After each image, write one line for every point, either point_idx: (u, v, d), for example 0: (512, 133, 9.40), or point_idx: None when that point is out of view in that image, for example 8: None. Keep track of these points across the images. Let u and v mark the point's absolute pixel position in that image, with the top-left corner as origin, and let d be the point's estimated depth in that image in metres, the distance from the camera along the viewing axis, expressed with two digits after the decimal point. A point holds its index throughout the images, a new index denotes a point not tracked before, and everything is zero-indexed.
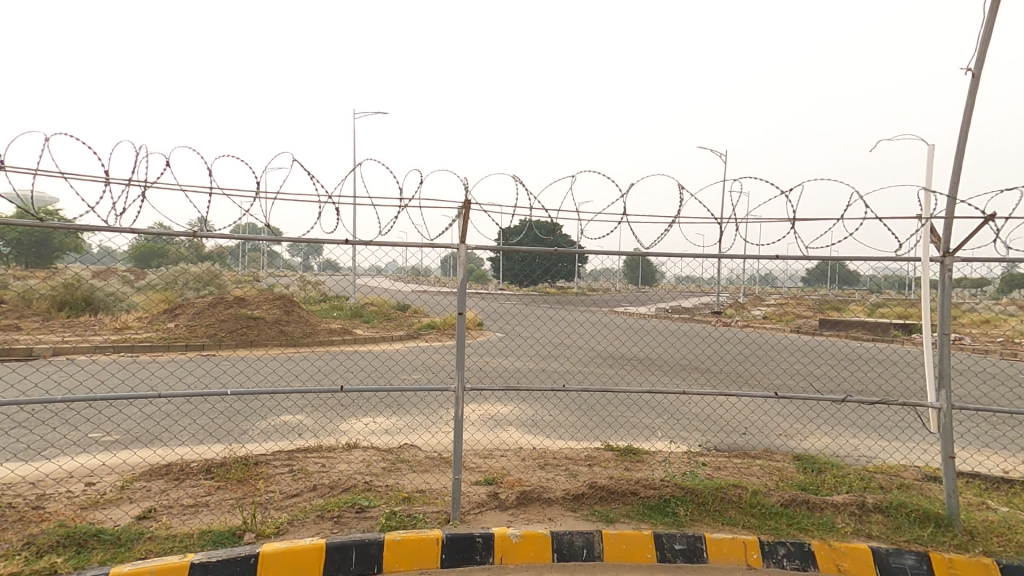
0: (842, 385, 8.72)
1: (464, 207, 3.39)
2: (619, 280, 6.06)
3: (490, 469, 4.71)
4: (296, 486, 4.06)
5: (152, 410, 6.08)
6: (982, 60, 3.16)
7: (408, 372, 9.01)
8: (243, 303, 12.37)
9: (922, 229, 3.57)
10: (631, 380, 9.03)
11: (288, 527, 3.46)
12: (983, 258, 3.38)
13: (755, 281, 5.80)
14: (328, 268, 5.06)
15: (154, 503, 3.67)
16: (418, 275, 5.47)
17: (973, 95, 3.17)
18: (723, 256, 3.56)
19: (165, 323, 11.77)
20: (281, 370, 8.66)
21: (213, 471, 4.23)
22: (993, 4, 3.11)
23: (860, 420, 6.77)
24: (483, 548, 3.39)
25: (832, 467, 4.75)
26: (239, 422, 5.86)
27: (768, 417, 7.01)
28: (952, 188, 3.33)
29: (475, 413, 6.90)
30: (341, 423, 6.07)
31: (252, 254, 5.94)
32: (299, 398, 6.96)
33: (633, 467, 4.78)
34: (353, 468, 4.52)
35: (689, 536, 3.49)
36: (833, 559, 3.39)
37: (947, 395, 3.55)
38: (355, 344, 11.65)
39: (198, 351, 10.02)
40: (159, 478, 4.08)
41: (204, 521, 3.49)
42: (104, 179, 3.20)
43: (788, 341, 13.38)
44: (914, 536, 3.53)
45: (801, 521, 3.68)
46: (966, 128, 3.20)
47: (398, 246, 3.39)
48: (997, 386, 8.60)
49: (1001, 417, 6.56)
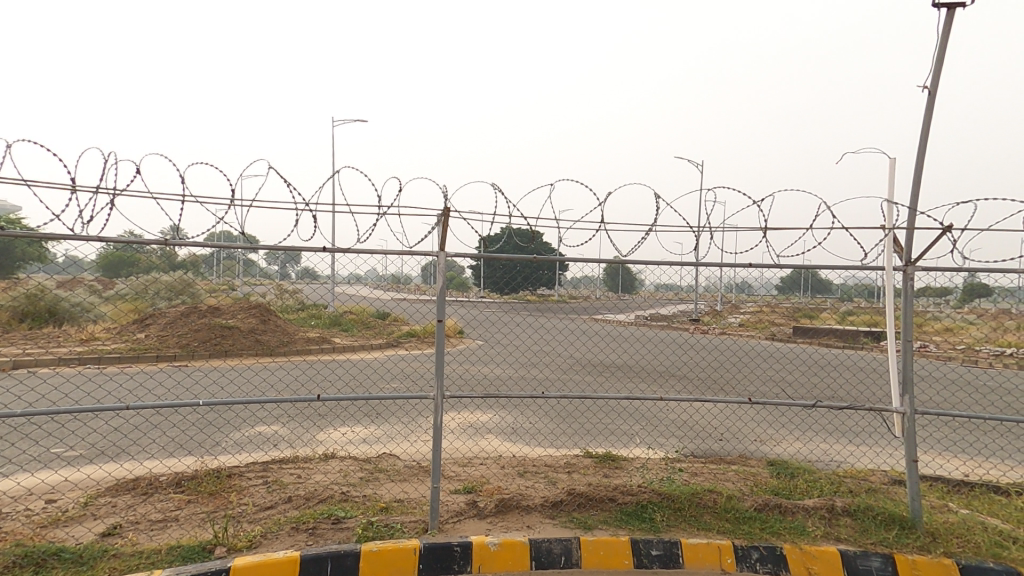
0: (812, 391, 8.94)
1: (443, 215, 3.41)
2: (599, 287, 6.07)
3: (469, 477, 4.71)
4: (270, 498, 4.01)
5: (119, 423, 5.93)
6: (937, 76, 3.31)
7: (387, 380, 8.97)
8: (218, 313, 12.19)
9: (886, 239, 3.71)
10: (609, 386, 9.13)
11: (261, 541, 3.41)
12: (942, 267, 3.51)
13: (731, 288, 5.91)
14: (305, 276, 5.03)
15: (120, 519, 3.59)
16: (397, 283, 5.44)
17: (931, 109, 3.32)
18: (699, 264, 3.64)
19: (134, 334, 11.52)
20: (257, 379, 8.55)
21: (183, 485, 4.15)
22: (947, 25, 3.26)
23: (830, 425, 6.94)
24: (460, 557, 3.38)
25: (804, 471, 4.87)
26: (211, 433, 5.76)
27: (743, 422, 7.14)
28: (912, 201, 3.47)
29: (455, 421, 6.91)
30: (318, 433, 6.01)
31: (227, 262, 5.85)
32: (274, 408, 6.86)
33: (612, 473, 4.83)
34: (329, 478, 4.48)
35: (665, 542, 3.54)
36: (804, 563, 3.46)
37: (911, 401, 3.66)
38: (333, 352, 11.57)
39: (168, 361, 9.80)
40: (125, 492, 3.99)
41: (173, 536, 3.43)
42: (70, 187, 3.16)
43: (762, 347, 13.66)
44: (880, 538, 3.63)
45: (773, 525, 3.76)
46: (926, 142, 3.34)
47: (377, 254, 3.41)
48: (961, 393, 8.87)
49: (962, 421, 6.79)
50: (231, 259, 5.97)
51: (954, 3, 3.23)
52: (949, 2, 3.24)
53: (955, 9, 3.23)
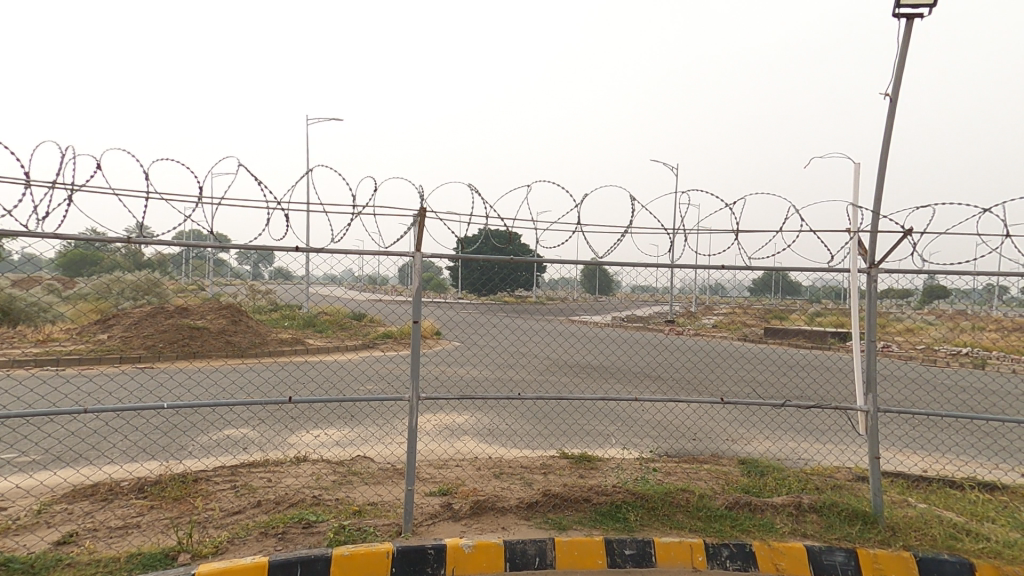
0: (781, 391, 9.13)
1: (419, 215, 3.40)
2: (576, 289, 6.05)
3: (444, 479, 4.68)
4: (238, 502, 3.92)
5: (77, 427, 5.72)
6: (898, 84, 3.43)
7: (362, 382, 8.87)
8: (186, 313, 11.88)
9: (852, 242, 3.81)
10: (585, 388, 9.18)
11: (227, 546, 3.33)
12: (903, 270, 3.63)
13: (706, 291, 5.97)
14: (279, 276, 4.92)
15: (77, 526, 3.47)
16: (374, 283, 5.36)
17: (892, 116, 3.43)
18: (674, 265, 3.69)
19: (96, 336, 11.12)
20: (225, 381, 8.35)
21: (146, 490, 4.03)
22: (907, 35, 3.38)
23: (798, 425, 7.11)
24: (434, 560, 3.36)
25: (773, 469, 4.97)
26: (177, 437, 5.60)
27: (715, 422, 7.26)
28: (875, 205, 3.58)
29: (431, 423, 6.86)
30: (289, 436, 5.89)
31: (196, 262, 5.66)
32: (243, 411, 6.71)
33: (587, 473, 4.86)
34: (300, 482, 4.40)
35: (638, 541, 3.56)
36: (772, 559, 3.53)
37: (874, 400, 3.76)
38: (307, 354, 11.38)
39: (132, 363, 9.50)
40: (83, 499, 3.86)
41: (134, 543, 3.33)
42: (26, 181, 3.07)
43: (735, 348, 13.90)
44: (844, 533, 3.72)
45: (743, 522, 3.83)
46: (887, 149, 3.45)
47: (353, 254, 3.39)
48: (922, 392, 9.17)
49: (922, 419, 7.03)
50: (201, 259, 5.81)
51: (912, 14, 3.34)
52: (908, 13, 3.35)
53: (914, 19, 3.35)
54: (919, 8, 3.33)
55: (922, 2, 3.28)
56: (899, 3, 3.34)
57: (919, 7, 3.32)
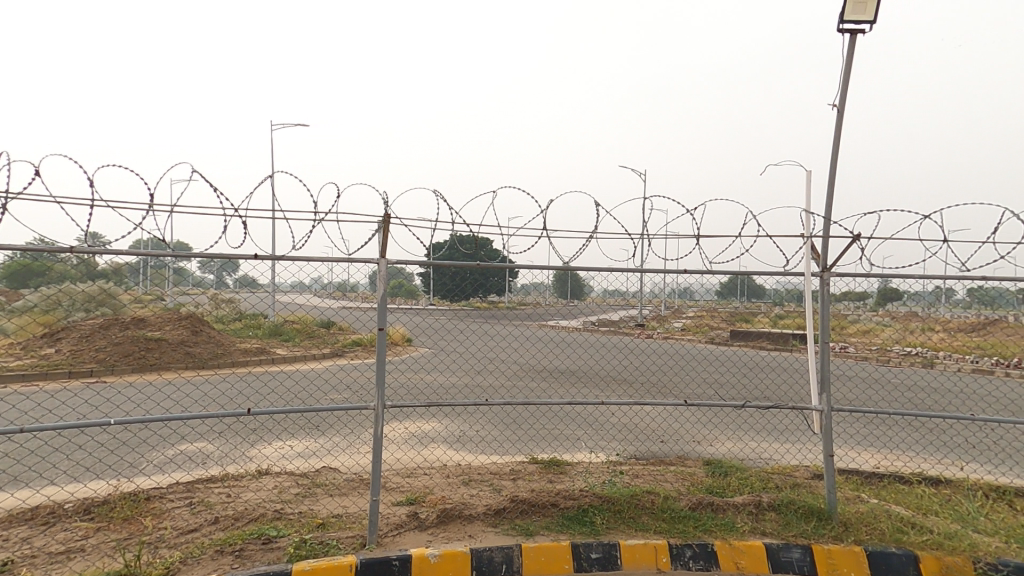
0: (745, 391, 9.33)
1: (383, 221, 3.37)
2: (548, 293, 6.08)
3: (411, 488, 4.63)
4: (192, 520, 3.80)
5: (22, 448, 5.47)
6: (844, 96, 3.56)
7: (330, 391, 8.73)
8: (143, 325, 11.49)
9: (805, 246, 3.93)
10: (554, 392, 9.21)
11: (180, 567, 3.23)
12: (853, 273, 3.76)
13: (675, 294, 6.05)
14: (245, 284, 4.81)
15: (13, 554, 3.32)
16: (341, 291, 5.30)
17: (839, 127, 3.56)
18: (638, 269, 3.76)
19: (46, 350, 10.65)
20: (185, 395, 8.10)
21: (92, 511, 3.88)
22: (851, 50, 3.51)
23: (759, 425, 7.28)
24: (398, 571, 3.32)
25: (736, 469, 5.07)
26: (129, 454, 5.42)
27: (681, 424, 7.36)
28: (826, 210, 3.70)
29: (398, 432, 6.78)
30: (250, 448, 5.76)
31: (154, 271, 5.50)
32: (203, 424, 6.53)
33: (555, 478, 4.87)
34: (260, 496, 4.30)
35: (604, 544, 3.59)
36: (733, 558, 3.58)
37: (828, 399, 3.87)
38: (272, 364, 11.14)
39: (84, 378, 9.14)
40: (22, 524, 3.69)
41: (77, 568, 3.20)
42: None
43: (702, 350, 14.16)
44: (800, 530, 3.81)
45: (705, 522, 3.89)
46: (836, 158, 3.58)
47: (316, 262, 3.35)
48: (878, 390, 9.48)
49: (876, 416, 7.28)
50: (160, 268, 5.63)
51: (855, 30, 3.47)
52: (852, 29, 3.48)
53: (857, 35, 3.48)
54: (861, 24, 3.46)
55: (864, 18, 3.41)
56: (842, 19, 3.46)
57: (861, 23, 3.45)
